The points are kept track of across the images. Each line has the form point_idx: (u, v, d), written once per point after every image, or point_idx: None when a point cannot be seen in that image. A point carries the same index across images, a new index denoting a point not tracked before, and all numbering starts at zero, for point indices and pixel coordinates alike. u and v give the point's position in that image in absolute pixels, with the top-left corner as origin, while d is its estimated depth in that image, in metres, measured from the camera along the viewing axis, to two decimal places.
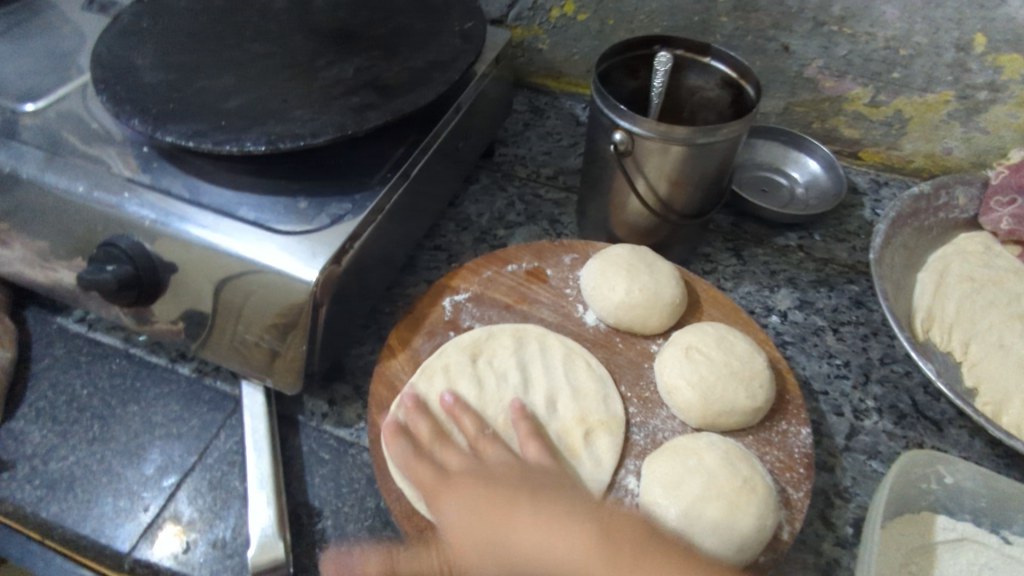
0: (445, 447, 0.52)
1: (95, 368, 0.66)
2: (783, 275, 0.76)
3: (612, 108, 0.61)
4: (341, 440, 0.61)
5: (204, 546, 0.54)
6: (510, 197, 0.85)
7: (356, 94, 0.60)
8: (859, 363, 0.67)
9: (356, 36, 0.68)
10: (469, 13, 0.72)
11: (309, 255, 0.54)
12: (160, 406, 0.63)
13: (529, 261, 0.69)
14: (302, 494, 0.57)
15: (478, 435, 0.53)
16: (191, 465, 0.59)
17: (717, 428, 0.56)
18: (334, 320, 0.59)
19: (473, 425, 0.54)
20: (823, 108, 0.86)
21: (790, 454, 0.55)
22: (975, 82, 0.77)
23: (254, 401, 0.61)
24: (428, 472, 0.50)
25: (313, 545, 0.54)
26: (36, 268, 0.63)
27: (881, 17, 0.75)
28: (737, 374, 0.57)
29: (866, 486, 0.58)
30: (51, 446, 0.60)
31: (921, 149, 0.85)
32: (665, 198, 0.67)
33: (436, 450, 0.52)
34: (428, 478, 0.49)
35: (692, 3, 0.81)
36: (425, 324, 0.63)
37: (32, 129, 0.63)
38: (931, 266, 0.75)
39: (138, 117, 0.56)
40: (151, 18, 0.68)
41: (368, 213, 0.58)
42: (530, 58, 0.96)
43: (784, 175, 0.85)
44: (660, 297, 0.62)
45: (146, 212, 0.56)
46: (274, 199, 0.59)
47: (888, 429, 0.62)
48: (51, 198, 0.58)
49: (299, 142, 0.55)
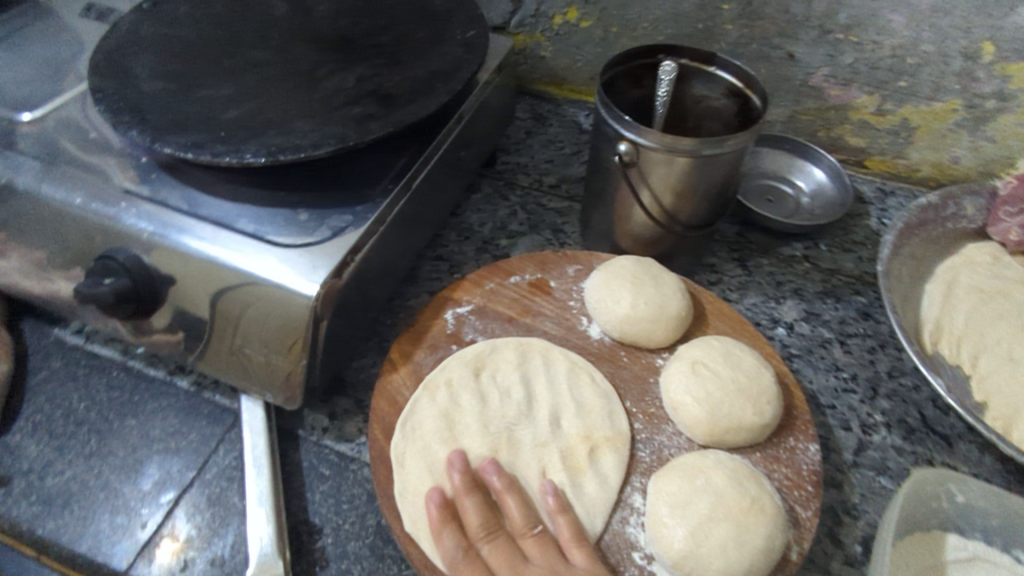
0: (493, 544, 0.48)
1: (93, 381, 0.65)
2: (790, 286, 0.75)
3: (616, 119, 0.60)
4: (341, 455, 0.60)
5: (202, 564, 0.53)
6: (512, 206, 0.84)
7: (357, 105, 0.59)
8: (867, 376, 0.67)
9: (358, 45, 0.67)
10: (471, 21, 0.71)
11: (310, 268, 0.53)
12: (158, 420, 0.62)
13: (532, 273, 0.68)
14: (302, 510, 0.57)
15: (523, 530, 0.49)
16: (189, 481, 0.58)
17: (724, 445, 0.55)
18: (335, 334, 0.58)
19: (519, 514, 0.50)
20: (828, 116, 0.85)
21: (799, 472, 0.54)
22: (983, 91, 0.76)
23: (254, 416, 0.61)
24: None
25: (313, 563, 0.53)
26: (34, 279, 0.62)
27: (888, 25, 0.74)
28: (744, 390, 0.56)
29: (876, 503, 0.57)
30: (48, 461, 0.59)
31: (928, 158, 0.84)
32: (669, 209, 0.66)
33: (483, 548, 0.48)
34: None
35: (696, 10, 0.81)
36: (427, 338, 0.62)
37: (29, 138, 0.62)
38: (939, 277, 0.74)
39: (136, 128, 0.55)
40: (151, 26, 0.67)
41: (369, 225, 0.58)
42: (533, 65, 0.95)
43: (790, 184, 0.84)
44: (666, 310, 0.61)
45: (144, 225, 0.55)
46: (274, 211, 0.58)
47: (897, 445, 0.61)
48: (48, 209, 0.57)
49: (300, 153, 0.54)
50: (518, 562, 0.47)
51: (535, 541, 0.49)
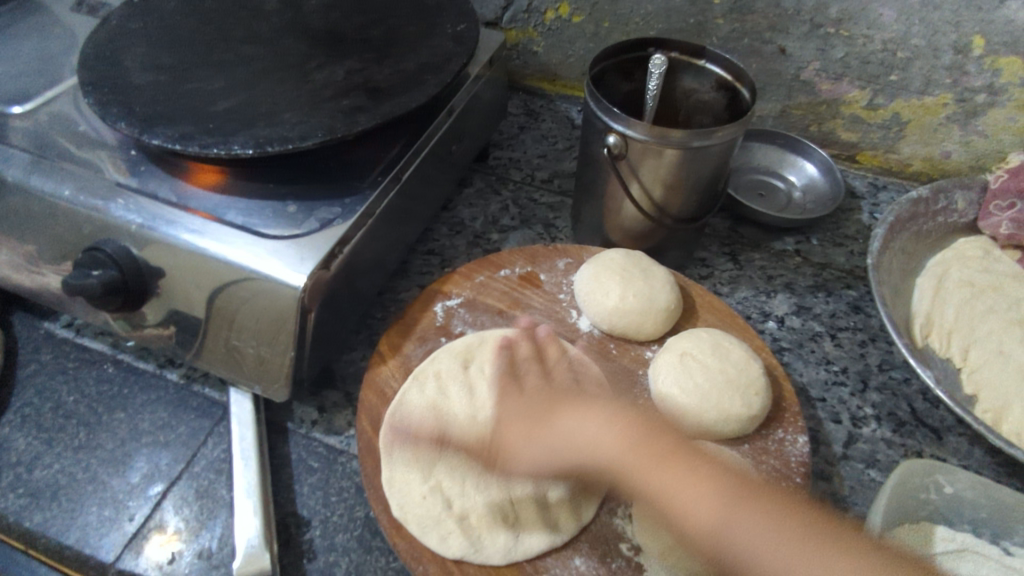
0: (528, 371, 0.56)
1: (82, 374, 0.65)
2: (781, 280, 0.75)
3: (605, 111, 0.60)
4: (330, 448, 0.60)
5: (190, 557, 0.53)
6: (504, 201, 0.84)
7: (345, 97, 0.59)
8: (857, 370, 0.67)
9: (348, 38, 0.67)
10: (462, 15, 0.71)
11: (298, 259, 0.53)
12: (147, 413, 0.62)
13: (522, 266, 0.68)
14: (290, 503, 0.57)
15: (555, 364, 0.57)
16: (178, 474, 0.58)
17: (712, 436, 0.55)
18: (323, 326, 0.58)
19: (558, 356, 0.58)
20: (820, 111, 0.85)
21: (787, 464, 0.54)
22: (973, 85, 0.76)
23: (242, 409, 0.61)
24: (508, 377, 0.56)
25: (300, 556, 0.53)
26: (23, 272, 0.62)
27: (878, 19, 0.74)
28: (732, 382, 0.56)
29: (864, 495, 0.57)
30: (36, 453, 0.59)
31: (920, 152, 0.84)
32: (660, 202, 0.66)
33: (523, 364, 0.57)
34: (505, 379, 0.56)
35: (687, 5, 0.81)
36: (416, 330, 0.62)
37: (20, 131, 0.62)
38: (930, 271, 0.74)
39: (125, 120, 0.55)
40: (141, 19, 0.67)
41: (358, 217, 0.57)
42: (525, 61, 0.95)
43: (781, 179, 0.84)
44: (654, 302, 0.61)
45: (133, 216, 0.55)
46: (263, 203, 0.58)
47: (887, 438, 0.61)
48: (37, 201, 0.57)
49: (287, 144, 0.54)
50: (542, 376, 0.56)
51: (563, 371, 0.57)
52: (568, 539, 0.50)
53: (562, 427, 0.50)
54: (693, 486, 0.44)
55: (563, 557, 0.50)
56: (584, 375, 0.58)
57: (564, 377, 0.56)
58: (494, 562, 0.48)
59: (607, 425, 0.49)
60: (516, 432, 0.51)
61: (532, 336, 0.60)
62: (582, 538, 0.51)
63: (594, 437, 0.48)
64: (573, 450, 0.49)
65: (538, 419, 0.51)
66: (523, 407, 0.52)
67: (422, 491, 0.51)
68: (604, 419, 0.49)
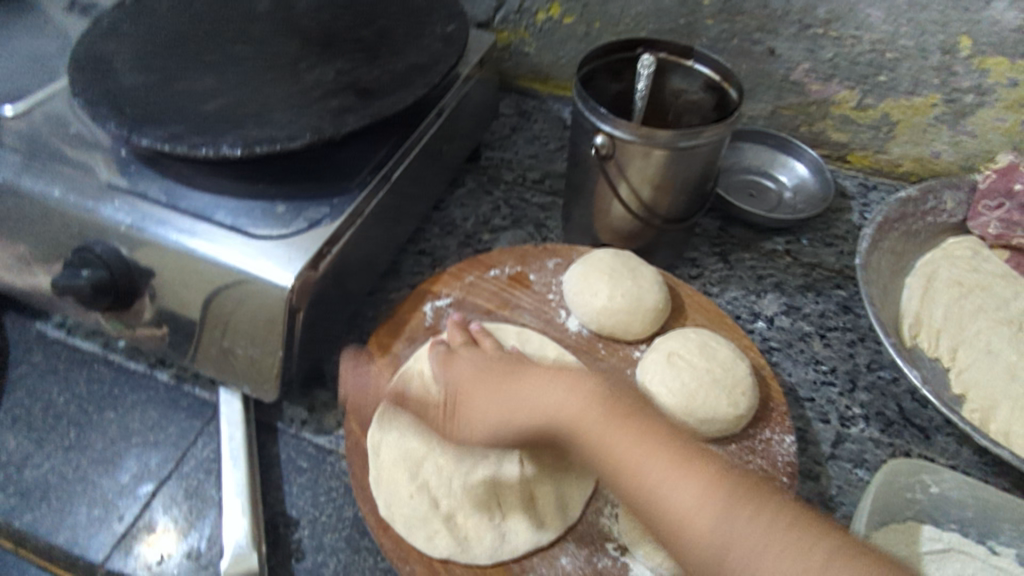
0: (468, 351, 0.56)
1: (73, 374, 0.65)
2: (771, 280, 0.75)
3: (593, 111, 0.60)
4: (319, 448, 0.60)
5: (179, 557, 0.53)
6: (495, 201, 0.84)
7: (334, 98, 0.60)
8: (846, 369, 0.67)
9: (338, 39, 0.67)
10: (452, 16, 0.71)
11: (287, 259, 0.53)
12: (138, 413, 0.62)
13: (512, 266, 0.68)
14: (279, 502, 0.57)
15: (495, 350, 0.56)
16: (167, 473, 0.58)
17: (699, 436, 0.56)
18: (312, 325, 0.58)
19: (493, 342, 0.58)
20: (810, 112, 0.85)
21: (773, 463, 0.54)
22: (961, 86, 0.77)
23: (232, 409, 0.61)
24: (459, 360, 0.55)
25: (289, 556, 0.54)
26: (14, 272, 0.62)
27: (867, 20, 0.75)
28: (719, 381, 0.56)
29: (851, 494, 0.57)
30: (26, 453, 0.59)
31: (909, 153, 0.85)
32: (649, 202, 0.66)
33: (461, 348, 0.57)
34: (455, 360, 0.55)
35: (677, 5, 0.81)
36: (405, 331, 0.62)
37: (11, 132, 0.62)
38: (919, 271, 0.74)
39: (114, 121, 0.55)
40: (131, 20, 0.67)
41: (347, 217, 0.58)
42: (517, 62, 0.96)
43: (772, 179, 0.85)
44: (643, 302, 0.61)
45: (122, 216, 0.55)
46: (252, 203, 0.58)
47: (875, 437, 0.61)
48: (27, 201, 0.57)
49: (275, 145, 0.54)
50: (482, 355, 0.55)
51: (502, 349, 0.56)
52: (553, 540, 0.51)
53: (519, 389, 0.48)
54: (662, 470, 0.40)
55: (548, 557, 0.50)
56: (519, 352, 0.57)
57: (504, 352, 0.56)
58: (481, 561, 0.49)
59: (565, 387, 0.46)
60: (479, 394, 0.50)
61: (463, 327, 0.59)
62: (569, 538, 0.51)
63: (553, 401, 0.46)
64: (529, 413, 0.47)
65: (499, 383, 0.50)
66: (480, 370, 0.51)
67: (409, 490, 0.52)
68: (562, 379, 0.47)
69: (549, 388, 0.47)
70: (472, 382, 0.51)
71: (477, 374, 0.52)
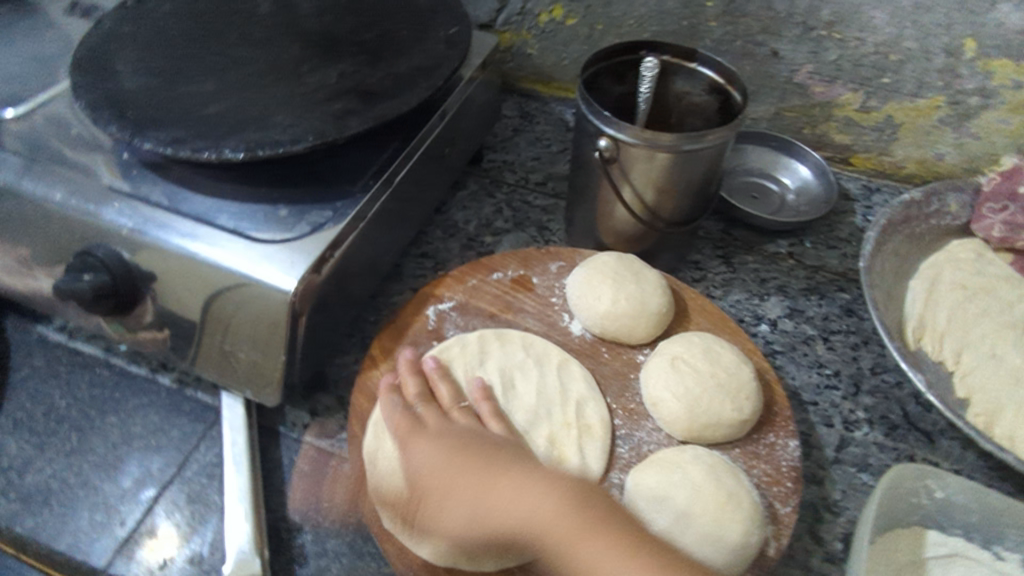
0: (427, 408, 0.54)
1: (75, 378, 0.65)
2: (774, 282, 0.75)
3: (597, 115, 0.60)
4: (322, 452, 0.60)
5: (181, 562, 0.53)
6: (498, 204, 0.84)
7: (337, 101, 0.59)
8: (850, 373, 0.67)
9: (340, 41, 0.67)
10: (455, 19, 0.71)
11: (289, 263, 0.53)
12: (140, 417, 0.62)
13: (515, 269, 0.68)
14: (282, 507, 0.57)
15: (453, 404, 0.55)
16: (169, 478, 0.58)
17: (703, 441, 0.55)
18: (315, 330, 0.58)
19: (451, 393, 0.56)
20: (813, 113, 0.85)
21: (778, 468, 0.54)
22: (966, 88, 0.76)
23: (235, 413, 0.61)
24: (412, 431, 0.52)
25: (292, 561, 0.53)
26: (16, 275, 0.62)
27: (871, 22, 0.74)
28: (724, 385, 0.56)
29: (856, 499, 0.57)
30: (28, 458, 0.59)
31: (913, 154, 0.84)
32: (652, 205, 0.66)
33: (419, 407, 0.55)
34: (410, 437, 0.52)
35: (680, 7, 0.81)
36: (408, 334, 0.62)
37: (12, 135, 0.62)
38: (923, 274, 0.74)
39: (116, 124, 0.55)
40: (133, 23, 0.67)
41: (350, 221, 0.57)
42: (520, 63, 0.95)
43: (775, 181, 0.84)
44: (646, 306, 0.61)
45: (124, 220, 0.55)
46: (254, 207, 0.58)
47: (879, 441, 0.61)
48: (27, 205, 0.57)
49: (278, 148, 0.54)
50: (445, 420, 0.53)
51: (461, 411, 0.54)
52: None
53: (487, 492, 0.46)
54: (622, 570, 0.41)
55: None
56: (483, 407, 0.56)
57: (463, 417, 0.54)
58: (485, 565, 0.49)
59: (538, 498, 0.45)
60: (455, 496, 0.47)
61: (417, 369, 0.58)
62: None
63: (530, 511, 0.44)
64: (503, 521, 0.45)
65: (465, 486, 0.47)
66: (454, 482, 0.48)
67: (414, 495, 0.51)
68: (534, 490, 0.45)
69: (520, 495, 0.45)
70: (438, 483, 0.48)
71: (447, 477, 0.48)
